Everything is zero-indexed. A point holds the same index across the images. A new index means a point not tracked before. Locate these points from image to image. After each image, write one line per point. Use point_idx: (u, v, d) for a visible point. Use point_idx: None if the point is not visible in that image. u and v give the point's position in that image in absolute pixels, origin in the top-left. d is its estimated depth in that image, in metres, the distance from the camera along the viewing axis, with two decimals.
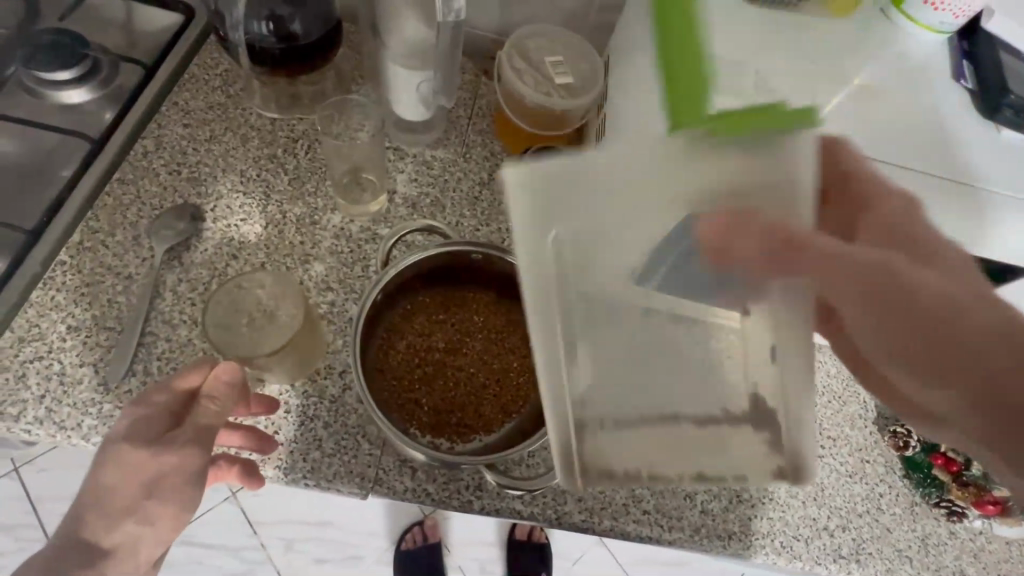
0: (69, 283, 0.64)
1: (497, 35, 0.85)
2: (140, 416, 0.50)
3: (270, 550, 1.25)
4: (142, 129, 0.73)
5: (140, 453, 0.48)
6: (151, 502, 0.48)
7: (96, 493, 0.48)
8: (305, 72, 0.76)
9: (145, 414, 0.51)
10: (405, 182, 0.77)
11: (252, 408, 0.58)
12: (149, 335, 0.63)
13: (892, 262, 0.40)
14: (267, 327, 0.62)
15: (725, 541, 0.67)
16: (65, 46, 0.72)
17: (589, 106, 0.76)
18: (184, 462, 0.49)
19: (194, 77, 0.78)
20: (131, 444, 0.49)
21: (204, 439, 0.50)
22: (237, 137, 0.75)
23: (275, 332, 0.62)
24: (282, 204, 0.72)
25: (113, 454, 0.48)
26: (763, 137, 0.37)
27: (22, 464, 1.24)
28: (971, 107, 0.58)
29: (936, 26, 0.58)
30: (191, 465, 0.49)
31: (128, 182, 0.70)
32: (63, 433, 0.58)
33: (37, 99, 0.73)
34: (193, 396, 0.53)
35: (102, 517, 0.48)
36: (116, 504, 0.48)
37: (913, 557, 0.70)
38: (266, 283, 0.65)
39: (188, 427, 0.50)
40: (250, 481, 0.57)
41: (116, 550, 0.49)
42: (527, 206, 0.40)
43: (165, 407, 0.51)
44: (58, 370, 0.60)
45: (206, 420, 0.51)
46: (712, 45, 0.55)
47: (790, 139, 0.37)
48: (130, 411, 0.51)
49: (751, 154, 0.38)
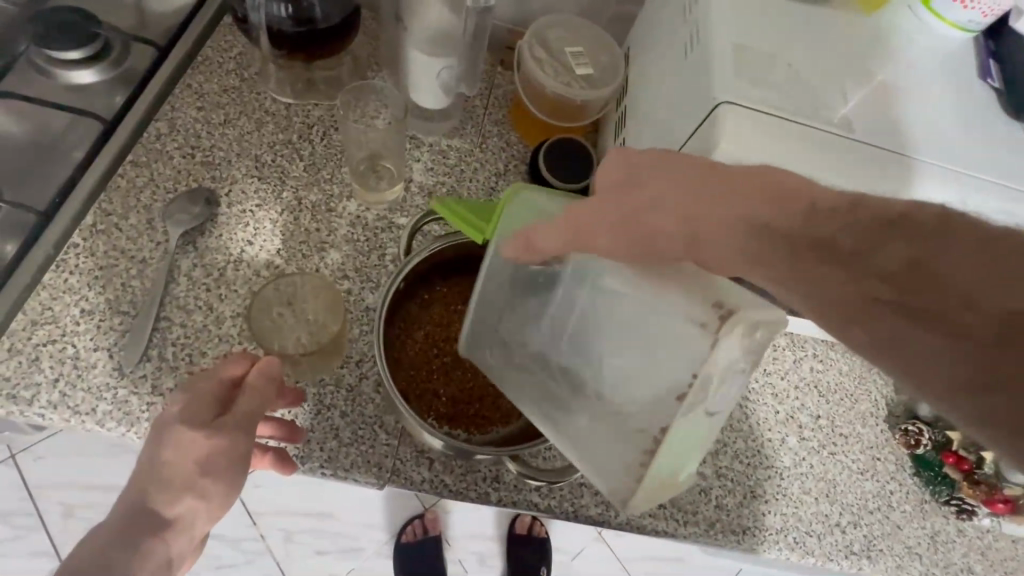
0: (82, 267, 0.63)
1: (515, 23, 0.84)
2: (188, 401, 0.52)
3: (270, 540, 1.24)
4: (157, 111, 0.72)
5: (197, 434, 0.50)
6: (205, 480, 0.50)
7: (153, 470, 0.50)
8: (323, 56, 0.74)
9: (197, 396, 0.52)
10: (422, 171, 0.76)
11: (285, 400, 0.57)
12: (164, 320, 0.62)
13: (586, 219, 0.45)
14: (307, 330, 0.65)
15: (739, 536, 0.68)
16: (76, 24, 0.69)
17: (609, 98, 0.76)
18: (233, 447, 0.50)
19: (208, 60, 0.76)
20: (182, 427, 0.50)
21: (251, 425, 0.52)
22: (252, 121, 0.74)
23: (314, 341, 0.64)
24: (297, 191, 0.71)
25: (169, 433, 0.50)
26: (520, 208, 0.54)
27: (18, 450, 1.23)
28: (996, 106, 0.58)
29: (964, 24, 0.58)
30: (238, 450, 0.51)
31: (141, 164, 0.69)
32: (77, 418, 0.57)
33: (44, 77, 0.70)
34: (235, 385, 0.54)
35: (158, 492, 0.50)
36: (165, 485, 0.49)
37: (923, 554, 0.71)
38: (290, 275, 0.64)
39: (236, 411, 0.51)
40: (284, 465, 0.56)
41: (173, 527, 0.50)
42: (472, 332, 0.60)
43: (213, 391, 0.53)
44: (71, 354, 0.59)
45: (251, 410, 0.52)
46: (742, 37, 0.54)
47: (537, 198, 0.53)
48: (180, 397, 0.53)
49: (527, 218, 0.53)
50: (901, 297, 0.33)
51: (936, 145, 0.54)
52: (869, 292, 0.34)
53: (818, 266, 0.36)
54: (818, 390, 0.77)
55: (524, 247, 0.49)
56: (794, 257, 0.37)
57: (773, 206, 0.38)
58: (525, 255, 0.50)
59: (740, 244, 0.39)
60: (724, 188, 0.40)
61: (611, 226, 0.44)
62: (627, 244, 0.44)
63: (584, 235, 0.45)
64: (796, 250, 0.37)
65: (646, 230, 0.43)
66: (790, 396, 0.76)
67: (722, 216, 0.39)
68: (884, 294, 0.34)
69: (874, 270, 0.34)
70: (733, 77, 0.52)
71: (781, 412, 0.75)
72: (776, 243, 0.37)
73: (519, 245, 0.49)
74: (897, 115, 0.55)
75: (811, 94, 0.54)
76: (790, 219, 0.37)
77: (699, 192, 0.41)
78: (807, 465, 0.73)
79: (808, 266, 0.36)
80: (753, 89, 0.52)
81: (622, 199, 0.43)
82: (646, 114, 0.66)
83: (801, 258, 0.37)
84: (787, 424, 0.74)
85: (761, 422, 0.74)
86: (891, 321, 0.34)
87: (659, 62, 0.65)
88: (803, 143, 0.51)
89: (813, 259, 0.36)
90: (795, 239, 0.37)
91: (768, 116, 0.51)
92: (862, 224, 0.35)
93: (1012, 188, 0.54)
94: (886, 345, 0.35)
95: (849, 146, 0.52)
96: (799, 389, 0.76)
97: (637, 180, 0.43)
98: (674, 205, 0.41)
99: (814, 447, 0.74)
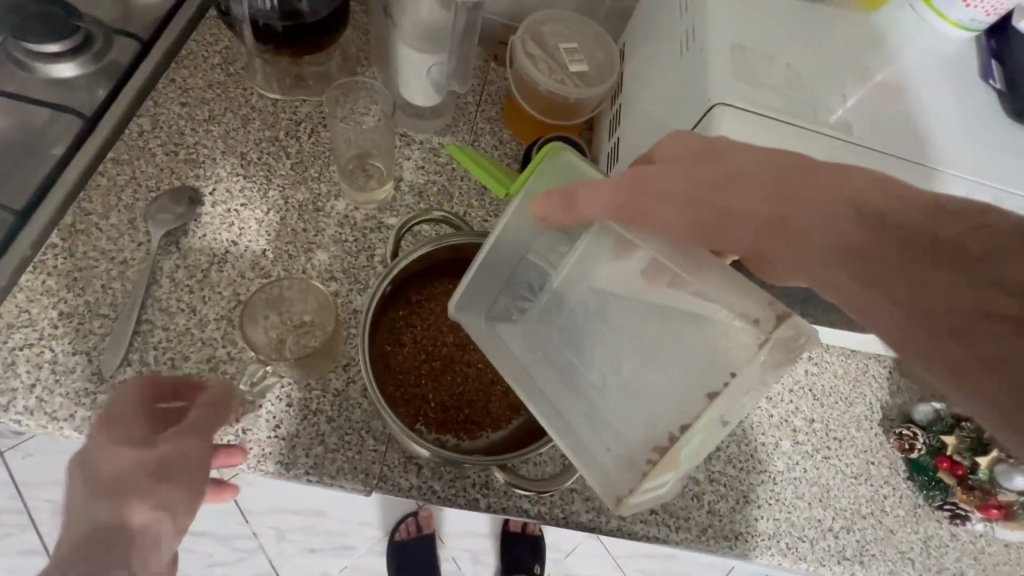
0: (60, 268, 0.61)
1: (508, 17, 0.82)
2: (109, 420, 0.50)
3: (262, 539, 1.23)
4: (139, 106, 0.70)
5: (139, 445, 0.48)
6: (159, 489, 0.47)
7: (99, 488, 0.46)
8: (310, 52, 0.72)
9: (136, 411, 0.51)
10: (412, 169, 0.74)
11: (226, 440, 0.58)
12: (145, 324, 0.60)
13: (655, 181, 0.45)
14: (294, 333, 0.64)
15: (731, 542, 0.67)
16: (56, 16, 0.68)
17: (604, 96, 0.74)
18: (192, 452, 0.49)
19: (193, 53, 0.74)
20: (120, 447, 0.48)
21: (207, 433, 0.51)
22: (238, 118, 0.72)
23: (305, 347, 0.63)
24: (284, 190, 0.70)
25: (104, 454, 0.47)
26: (552, 167, 0.54)
27: (7, 448, 1.21)
28: (997, 107, 0.57)
29: (966, 23, 0.57)
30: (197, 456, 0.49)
31: (123, 162, 0.67)
32: (54, 424, 0.55)
33: (24, 72, 0.68)
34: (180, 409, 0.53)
35: (106, 508, 0.46)
36: (118, 495, 0.46)
37: (915, 559, 0.71)
38: (279, 281, 0.63)
39: (188, 420, 0.51)
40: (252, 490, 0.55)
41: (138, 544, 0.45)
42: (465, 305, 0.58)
43: (140, 412, 0.51)
44: (49, 358, 0.57)
45: (207, 418, 0.52)
46: (740, 36, 0.53)
47: (566, 155, 0.54)
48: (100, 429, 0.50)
49: (557, 175, 0.54)
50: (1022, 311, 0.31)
51: (936, 148, 0.53)
52: (977, 299, 0.32)
53: (927, 265, 0.35)
54: (812, 393, 0.76)
55: (560, 202, 0.48)
56: (895, 256, 0.36)
57: (878, 199, 0.38)
58: (559, 216, 0.48)
59: (843, 231, 0.39)
60: (818, 183, 0.41)
61: (680, 196, 0.44)
62: (698, 221, 0.44)
63: (641, 205, 0.45)
64: (907, 249, 0.36)
65: (726, 209, 0.43)
66: (784, 400, 0.75)
67: (823, 202, 0.40)
68: (1001, 303, 0.32)
69: (992, 277, 0.32)
70: (731, 76, 0.51)
71: (775, 415, 0.74)
72: (880, 241, 0.37)
73: (557, 199, 0.48)
74: (894, 118, 0.54)
75: (809, 97, 0.52)
76: (904, 216, 0.37)
77: (798, 182, 0.42)
78: (801, 469, 0.72)
79: (899, 264, 0.36)
80: (750, 90, 0.50)
81: (706, 171, 0.44)
82: (642, 113, 0.64)
83: (901, 251, 0.36)
84: (781, 428, 0.74)
85: (755, 425, 0.73)
86: (994, 333, 0.32)
87: (655, 62, 0.64)
88: (802, 145, 0.49)
89: (925, 258, 0.35)
90: (892, 228, 0.37)
91: (765, 117, 0.49)
92: (978, 231, 0.34)
93: (1009, 193, 0.53)
94: (984, 370, 0.32)
95: (853, 150, 0.51)
96: (794, 393, 0.76)
97: (717, 160, 0.45)
98: (765, 184, 0.42)
99: (808, 451, 0.73)
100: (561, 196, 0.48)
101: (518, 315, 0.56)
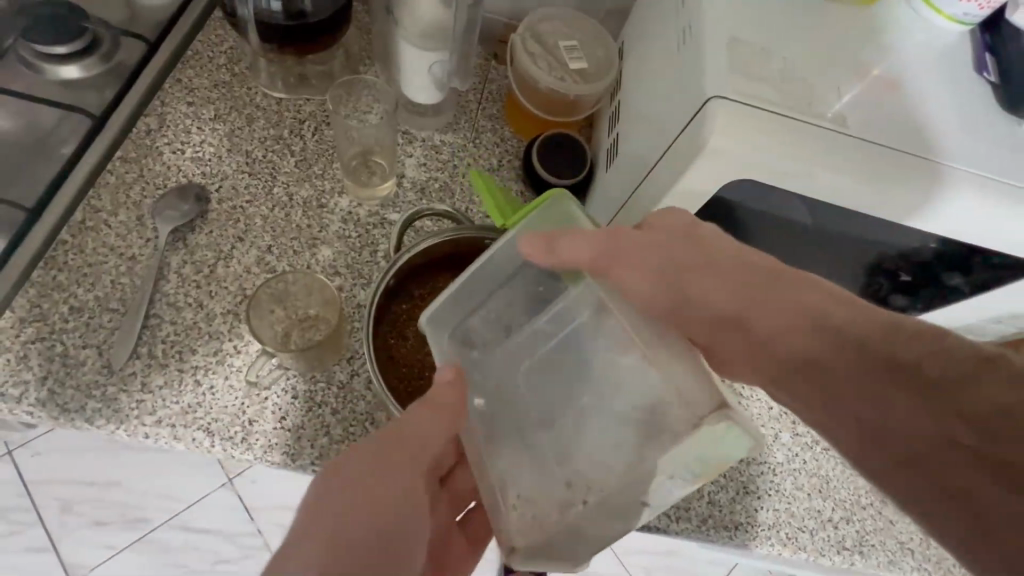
0: (70, 263, 0.62)
1: (508, 16, 0.83)
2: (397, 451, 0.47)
3: (268, 536, 1.27)
4: (145, 106, 0.71)
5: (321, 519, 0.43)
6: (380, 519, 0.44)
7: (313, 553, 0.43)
8: (313, 51, 0.74)
9: (321, 484, 0.46)
10: (414, 166, 0.75)
11: (444, 381, 0.47)
12: (154, 318, 0.61)
13: (633, 252, 0.46)
14: (299, 326, 0.64)
15: (732, 532, 0.68)
16: (65, 18, 0.69)
17: (603, 93, 0.75)
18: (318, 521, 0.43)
19: (197, 53, 0.75)
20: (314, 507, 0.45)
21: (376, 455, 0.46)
22: (243, 117, 0.73)
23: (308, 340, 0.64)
24: (288, 187, 0.71)
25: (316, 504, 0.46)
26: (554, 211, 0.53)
27: (15, 447, 1.22)
28: (991, 100, 0.57)
29: (960, 17, 0.57)
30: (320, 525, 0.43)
31: (130, 160, 0.68)
32: (65, 416, 0.56)
33: (32, 73, 0.70)
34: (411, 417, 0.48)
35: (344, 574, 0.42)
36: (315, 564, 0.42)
37: (915, 549, 0.71)
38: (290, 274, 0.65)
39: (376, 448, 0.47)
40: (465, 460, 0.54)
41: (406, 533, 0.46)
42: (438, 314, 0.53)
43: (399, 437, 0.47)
44: (60, 351, 0.58)
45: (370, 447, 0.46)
46: (735, 31, 0.54)
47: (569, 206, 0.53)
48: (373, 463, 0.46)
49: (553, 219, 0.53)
50: (982, 446, 0.34)
51: (934, 140, 0.54)
52: (942, 428, 0.35)
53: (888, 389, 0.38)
54: None
55: (544, 245, 0.47)
56: (857, 364, 0.39)
57: (842, 307, 0.42)
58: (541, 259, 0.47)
59: (804, 336, 0.42)
60: (788, 283, 0.44)
61: (651, 269, 0.46)
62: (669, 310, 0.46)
63: (613, 264, 0.46)
64: (869, 362, 0.39)
65: (697, 303, 0.46)
66: None
67: (788, 311, 0.43)
68: (962, 437, 0.34)
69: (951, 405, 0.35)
70: (727, 70, 0.51)
71: (775, 408, 0.75)
72: (841, 351, 0.40)
73: (539, 240, 0.47)
74: (892, 112, 0.54)
75: (805, 90, 0.53)
76: (866, 335, 0.40)
77: (765, 287, 0.45)
78: (801, 460, 0.73)
79: (861, 377, 0.39)
80: (745, 83, 0.51)
81: (681, 259, 0.46)
82: (639, 108, 0.65)
83: (865, 375, 0.39)
84: (781, 421, 0.74)
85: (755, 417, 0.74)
86: (950, 463, 0.35)
87: (652, 59, 0.64)
88: (798, 138, 0.50)
89: (887, 376, 0.38)
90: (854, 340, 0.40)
91: (761, 110, 0.50)
92: (941, 356, 0.37)
93: (1009, 185, 0.54)
94: (946, 502, 0.34)
95: (850, 144, 0.52)
96: None
97: (694, 244, 0.47)
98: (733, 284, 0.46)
99: (808, 442, 0.74)
100: (547, 239, 0.47)
101: (498, 323, 0.51)
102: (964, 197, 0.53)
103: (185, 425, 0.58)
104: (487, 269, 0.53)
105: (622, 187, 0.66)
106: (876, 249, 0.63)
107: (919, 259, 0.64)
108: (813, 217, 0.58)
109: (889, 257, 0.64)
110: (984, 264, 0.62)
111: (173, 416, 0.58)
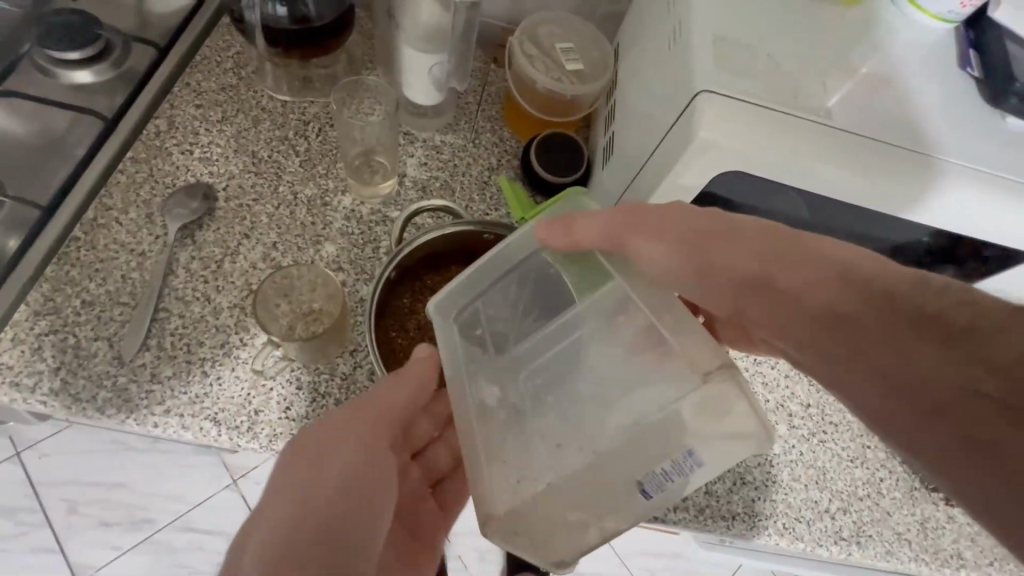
0: (83, 259, 0.64)
1: (506, 22, 0.85)
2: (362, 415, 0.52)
3: None
4: (155, 109, 0.74)
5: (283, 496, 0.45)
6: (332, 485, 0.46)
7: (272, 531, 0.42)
8: (317, 56, 0.76)
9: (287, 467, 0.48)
10: (415, 166, 0.77)
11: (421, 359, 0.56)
12: (163, 311, 0.63)
13: (663, 222, 0.48)
14: (303, 319, 0.66)
15: (729, 522, 0.69)
16: (78, 25, 0.72)
17: (599, 93, 0.77)
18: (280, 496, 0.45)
19: (206, 58, 0.78)
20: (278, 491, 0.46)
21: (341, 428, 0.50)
22: (249, 119, 0.75)
23: (311, 332, 0.66)
24: (293, 186, 0.73)
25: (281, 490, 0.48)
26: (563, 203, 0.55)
27: (22, 449, 1.24)
28: (975, 95, 0.59)
29: (943, 14, 0.59)
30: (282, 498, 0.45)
31: (141, 161, 0.71)
32: (77, 406, 0.58)
33: (47, 78, 0.73)
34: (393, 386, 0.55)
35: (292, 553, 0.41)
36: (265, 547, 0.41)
37: (912, 540, 0.72)
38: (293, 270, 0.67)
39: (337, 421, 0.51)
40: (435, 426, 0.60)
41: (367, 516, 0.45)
42: (448, 301, 0.55)
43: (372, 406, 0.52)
44: (72, 343, 0.60)
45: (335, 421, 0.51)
46: (724, 30, 0.56)
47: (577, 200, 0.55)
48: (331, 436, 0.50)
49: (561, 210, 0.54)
50: (1009, 392, 0.34)
51: (924, 134, 0.55)
52: (969, 380, 0.36)
53: (919, 344, 0.38)
54: (808, 378, 0.78)
55: (560, 227, 0.48)
56: (886, 319, 0.40)
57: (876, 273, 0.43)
58: (560, 241, 0.49)
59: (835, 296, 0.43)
60: (813, 254, 0.45)
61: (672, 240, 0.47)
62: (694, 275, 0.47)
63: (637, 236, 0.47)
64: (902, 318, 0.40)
65: (718, 266, 0.47)
66: (780, 385, 0.77)
67: (810, 273, 0.45)
68: (988, 383, 0.35)
69: (983, 356, 0.36)
70: (716, 67, 0.53)
71: (772, 400, 0.76)
72: (867, 308, 0.41)
73: (554, 222, 0.49)
74: (878, 106, 0.56)
75: (793, 87, 0.55)
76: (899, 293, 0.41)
77: (791, 252, 0.46)
78: (797, 452, 0.74)
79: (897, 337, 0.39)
80: (733, 79, 0.53)
81: (708, 230, 0.48)
82: (633, 107, 0.67)
83: (891, 330, 0.40)
84: (777, 413, 0.75)
85: None
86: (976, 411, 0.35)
87: (644, 60, 0.66)
88: (787, 131, 0.52)
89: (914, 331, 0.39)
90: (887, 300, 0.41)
91: (749, 105, 0.52)
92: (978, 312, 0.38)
93: (1003, 178, 0.55)
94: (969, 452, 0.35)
95: (838, 136, 0.53)
96: (789, 378, 0.78)
97: (725, 221, 0.48)
98: (756, 250, 0.47)
99: (803, 434, 0.75)
100: (559, 222, 0.49)
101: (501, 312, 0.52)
102: (962, 191, 0.55)
103: (193, 415, 0.59)
104: (491, 262, 0.54)
105: (618, 184, 0.68)
106: (869, 243, 0.64)
107: (912, 253, 0.65)
108: (806, 210, 0.60)
109: (881, 251, 0.65)
110: (975, 257, 0.63)
111: (182, 406, 0.59)
